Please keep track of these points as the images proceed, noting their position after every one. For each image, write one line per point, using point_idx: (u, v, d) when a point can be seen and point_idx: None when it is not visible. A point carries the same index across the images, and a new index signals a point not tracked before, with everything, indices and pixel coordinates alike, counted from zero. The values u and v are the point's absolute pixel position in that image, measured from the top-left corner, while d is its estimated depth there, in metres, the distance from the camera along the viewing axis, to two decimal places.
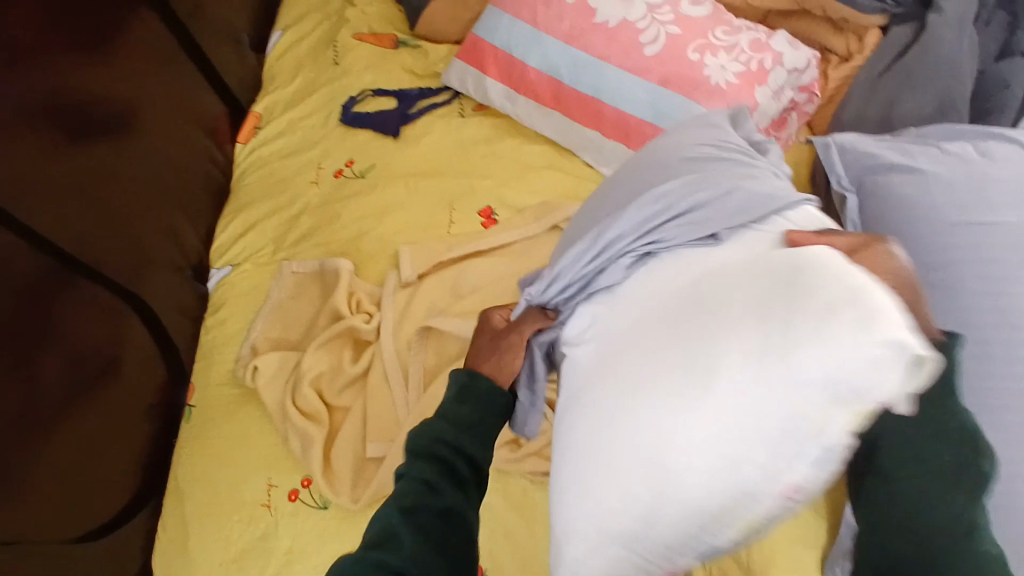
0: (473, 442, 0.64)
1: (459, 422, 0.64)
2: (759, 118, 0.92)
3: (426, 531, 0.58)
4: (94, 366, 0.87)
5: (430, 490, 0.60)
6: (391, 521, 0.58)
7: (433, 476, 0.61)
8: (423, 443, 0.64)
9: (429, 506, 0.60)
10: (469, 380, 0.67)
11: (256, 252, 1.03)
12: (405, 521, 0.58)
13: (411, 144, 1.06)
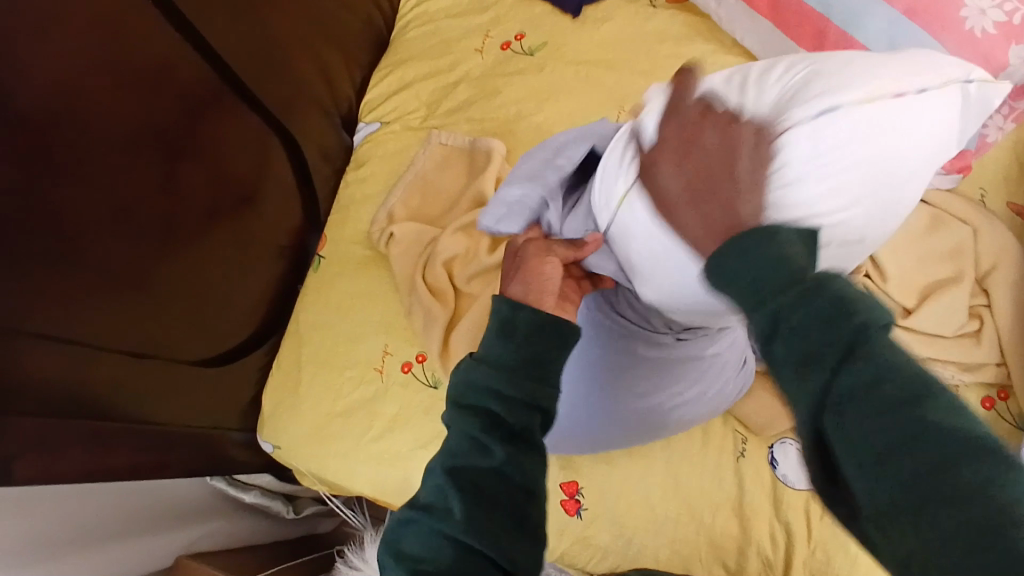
0: (511, 381, 0.45)
1: (512, 360, 0.46)
2: (1004, 79, 0.78)
3: (487, 500, 0.42)
4: (235, 194, 0.86)
5: (468, 460, 0.44)
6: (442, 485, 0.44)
7: (481, 430, 0.44)
8: (468, 397, 0.46)
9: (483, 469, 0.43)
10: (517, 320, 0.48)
11: (408, 113, 0.98)
12: (459, 482, 0.43)
13: (591, 27, 0.97)
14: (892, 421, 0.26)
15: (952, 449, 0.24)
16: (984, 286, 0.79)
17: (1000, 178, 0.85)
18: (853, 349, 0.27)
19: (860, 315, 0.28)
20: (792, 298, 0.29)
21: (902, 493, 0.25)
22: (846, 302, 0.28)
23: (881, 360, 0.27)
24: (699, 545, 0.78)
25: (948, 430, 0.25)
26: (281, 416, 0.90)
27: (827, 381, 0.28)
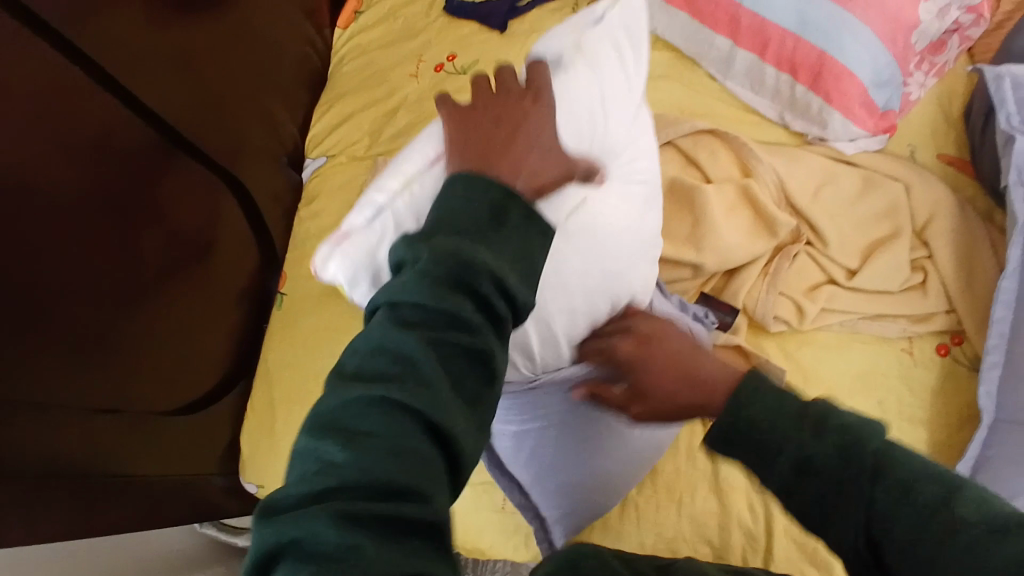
0: (417, 310, 0.39)
1: (436, 293, 0.39)
2: (916, 38, 0.82)
3: (406, 453, 0.36)
4: (192, 245, 0.88)
5: (379, 413, 0.36)
6: (417, 353, 0.38)
7: (401, 388, 0.37)
8: (389, 335, 0.38)
9: (415, 423, 0.36)
10: (505, 203, 0.44)
11: (351, 144, 1.01)
12: (379, 440, 0.35)
13: (519, 40, 0.99)
14: (836, 478, 0.44)
15: (923, 502, 0.41)
16: (923, 239, 0.81)
17: (928, 132, 0.87)
18: (779, 446, 0.46)
19: (784, 399, 0.47)
20: (746, 407, 0.48)
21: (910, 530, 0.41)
22: (766, 399, 0.48)
23: (815, 436, 0.45)
24: (682, 529, 0.79)
25: (884, 467, 0.43)
26: (261, 454, 0.91)
27: (783, 469, 0.46)
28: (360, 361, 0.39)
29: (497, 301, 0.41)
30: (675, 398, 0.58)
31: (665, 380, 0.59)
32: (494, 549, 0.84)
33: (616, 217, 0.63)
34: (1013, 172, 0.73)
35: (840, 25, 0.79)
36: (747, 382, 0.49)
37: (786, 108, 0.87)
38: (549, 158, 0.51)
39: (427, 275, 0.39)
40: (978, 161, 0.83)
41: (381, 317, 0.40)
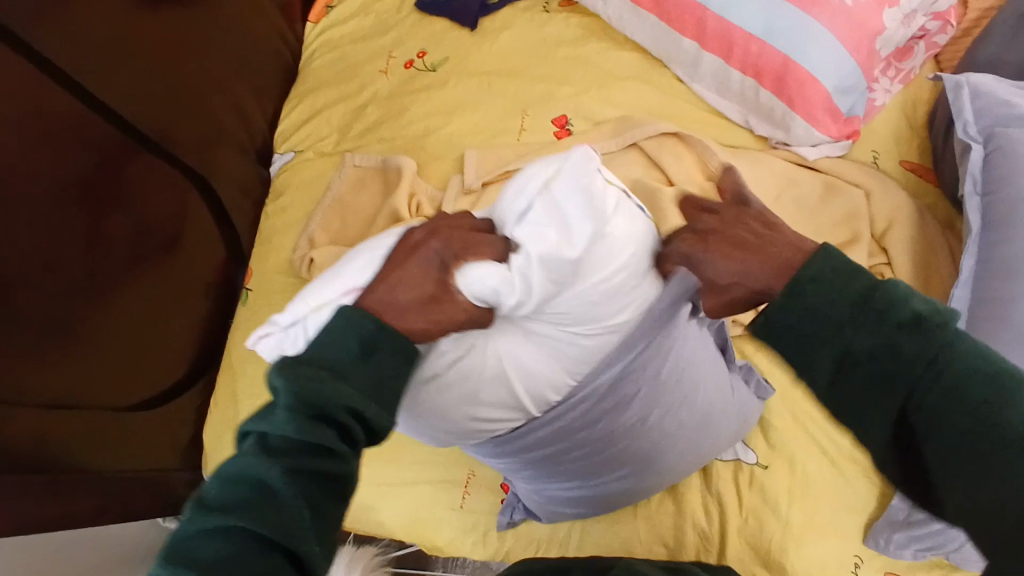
0: (292, 435, 0.38)
1: (311, 411, 0.39)
2: (881, 44, 0.81)
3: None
4: (156, 240, 0.87)
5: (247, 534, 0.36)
6: (279, 482, 0.37)
7: (279, 505, 0.37)
8: (263, 455, 0.38)
9: (261, 554, 0.36)
10: (378, 334, 0.42)
11: (320, 140, 1.00)
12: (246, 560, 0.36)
13: (489, 38, 0.99)
14: (896, 376, 0.40)
15: (973, 401, 0.38)
16: (883, 245, 0.81)
17: (890, 138, 0.88)
18: (887, 308, 0.41)
19: (859, 275, 0.42)
20: (810, 290, 0.42)
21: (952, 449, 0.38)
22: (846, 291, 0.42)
23: (878, 321, 0.41)
24: (638, 531, 0.79)
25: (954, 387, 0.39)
26: (223, 451, 0.91)
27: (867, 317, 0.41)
28: (222, 483, 0.38)
29: (357, 424, 0.41)
30: (729, 267, 0.46)
31: (719, 257, 0.47)
32: (453, 545, 0.85)
33: (536, 372, 0.50)
34: (968, 182, 0.74)
35: (805, 30, 0.79)
36: (807, 261, 0.43)
37: (751, 112, 0.88)
38: (421, 297, 0.44)
39: (292, 405, 0.39)
40: (938, 168, 0.83)
41: (248, 443, 0.40)
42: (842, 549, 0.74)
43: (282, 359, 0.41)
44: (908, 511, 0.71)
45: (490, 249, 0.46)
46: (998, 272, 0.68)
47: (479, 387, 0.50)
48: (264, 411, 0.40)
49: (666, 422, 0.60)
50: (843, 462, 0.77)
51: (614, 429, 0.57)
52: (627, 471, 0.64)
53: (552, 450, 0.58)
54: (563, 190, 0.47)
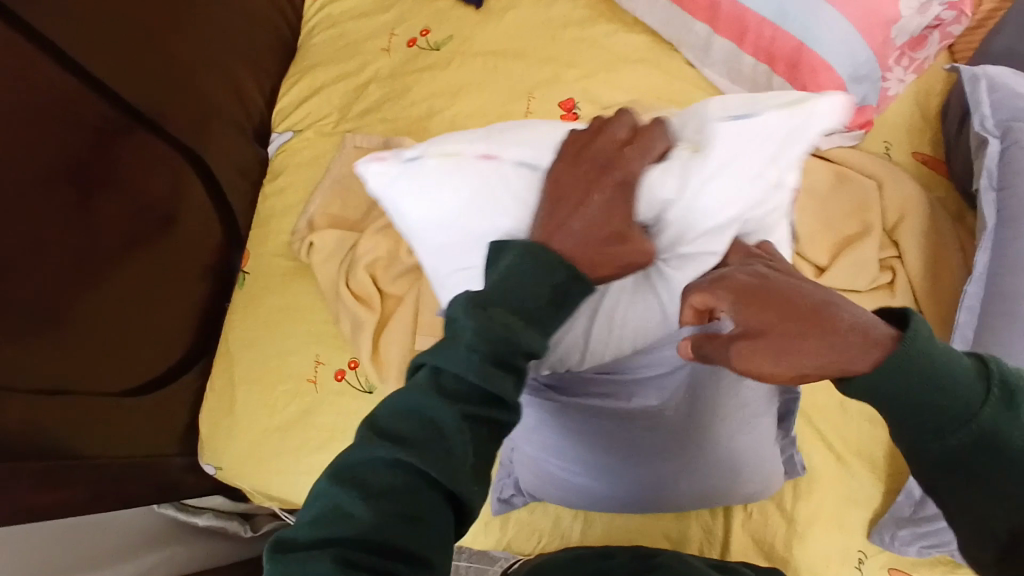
0: (474, 375, 0.37)
1: (502, 354, 0.38)
2: (897, 32, 0.80)
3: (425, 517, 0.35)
4: (152, 220, 0.85)
5: (412, 477, 0.35)
6: (449, 423, 0.36)
7: (451, 447, 0.36)
8: (435, 396, 0.37)
9: (429, 489, 0.35)
10: (568, 284, 0.42)
11: (319, 120, 0.98)
12: (410, 498, 0.35)
13: (495, 17, 0.96)
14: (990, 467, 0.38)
15: None
16: (894, 238, 0.80)
17: (903, 129, 0.86)
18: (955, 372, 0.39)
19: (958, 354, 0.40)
20: (912, 360, 0.39)
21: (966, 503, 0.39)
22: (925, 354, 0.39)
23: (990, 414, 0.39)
24: (643, 523, 0.78)
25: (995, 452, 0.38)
26: (220, 437, 0.89)
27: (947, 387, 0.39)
28: (397, 412, 0.37)
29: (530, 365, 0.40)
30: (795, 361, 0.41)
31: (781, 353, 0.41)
32: None
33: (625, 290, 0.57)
34: (984, 175, 0.72)
35: (822, 15, 0.77)
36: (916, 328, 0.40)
37: None
38: (601, 233, 0.44)
39: (479, 346, 0.38)
40: (951, 159, 0.82)
41: (424, 375, 0.38)
42: (847, 543, 0.74)
43: (468, 296, 0.40)
44: (918, 505, 0.71)
45: (661, 143, 0.50)
46: (1014, 269, 0.67)
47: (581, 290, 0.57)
48: (438, 347, 0.39)
49: (713, 430, 0.63)
50: (849, 456, 0.77)
51: (664, 389, 0.62)
52: (655, 463, 0.65)
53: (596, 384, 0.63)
54: (768, 127, 0.54)
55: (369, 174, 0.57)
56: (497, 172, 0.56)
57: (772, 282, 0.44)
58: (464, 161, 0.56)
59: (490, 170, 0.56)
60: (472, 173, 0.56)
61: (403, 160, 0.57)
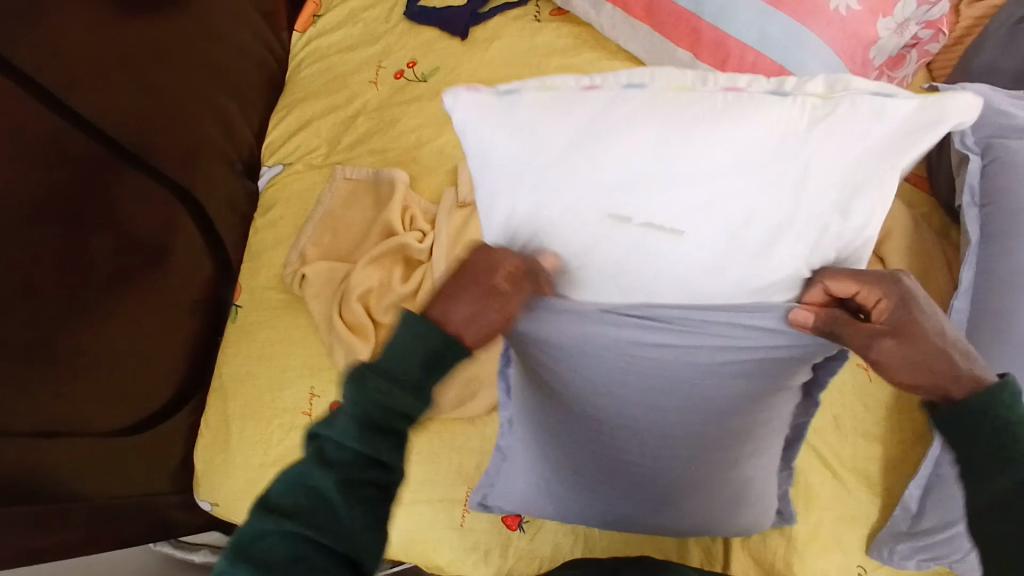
0: (362, 446, 0.46)
1: (370, 425, 0.46)
2: (875, 54, 0.81)
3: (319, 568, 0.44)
4: (143, 256, 0.85)
5: (310, 530, 0.44)
6: (336, 491, 0.45)
7: (352, 510, 0.45)
8: (344, 459, 0.46)
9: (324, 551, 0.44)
10: (443, 350, 0.48)
11: (309, 153, 0.98)
12: (305, 547, 0.44)
13: (481, 47, 0.97)
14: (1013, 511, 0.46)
15: None
16: (880, 255, 0.81)
17: None
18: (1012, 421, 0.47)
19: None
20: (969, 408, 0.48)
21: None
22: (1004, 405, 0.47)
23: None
24: (644, 548, 0.78)
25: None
26: (215, 474, 0.88)
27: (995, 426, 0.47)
28: (295, 480, 0.46)
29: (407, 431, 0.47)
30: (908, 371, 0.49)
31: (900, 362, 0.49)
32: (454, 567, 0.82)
33: (699, 224, 0.49)
34: (966, 192, 0.73)
35: (802, 41, 0.79)
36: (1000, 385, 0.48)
37: None
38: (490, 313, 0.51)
39: (356, 417, 0.46)
40: (932, 176, 0.84)
41: (311, 448, 0.47)
42: (847, 561, 0.74)
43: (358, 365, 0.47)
44: (916, 519, 0.72)
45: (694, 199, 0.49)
46: (1001, 286, 0.68)
47: (645, 220, 0.49)
48: (326, 419, 0.47)
49: (728, 475, 0.64)
50: (846, 474, 0.77)
51: (698, 448, 0.61)
52: (662, 502, 0.66)
53: (631, 441, 0.61)
54: (859, 117, 0.47)
55: (450, 108, 0.48)
56: (611, 105, 0.48)
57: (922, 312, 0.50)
58: (564, 95, 0.49)
59: (592, 102, 0.48)
60: (562, 108, 0.48)
61: (499, 91, 0.49)
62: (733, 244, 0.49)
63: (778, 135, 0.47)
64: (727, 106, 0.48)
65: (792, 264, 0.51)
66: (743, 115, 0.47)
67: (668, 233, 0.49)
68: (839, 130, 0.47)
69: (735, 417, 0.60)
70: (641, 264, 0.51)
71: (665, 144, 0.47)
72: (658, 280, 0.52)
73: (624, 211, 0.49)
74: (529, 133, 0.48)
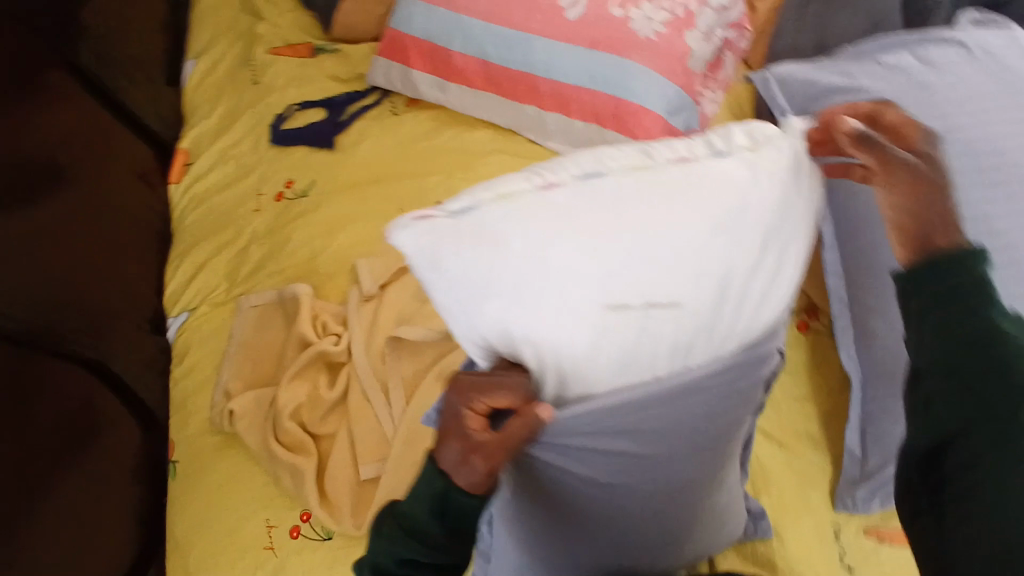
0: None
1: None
2: (694, 63, 0.90)
3: None
4: (65, 438, 0.83)
5: None
6: None
7: None
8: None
9: None
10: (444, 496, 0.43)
11: (211, 292, 1.00)
12: None
13: (350, 151, 1.02)
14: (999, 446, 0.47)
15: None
16: None
17: None
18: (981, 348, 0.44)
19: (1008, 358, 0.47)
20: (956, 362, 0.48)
21: (975, 472, 0.43)
22: (973, 285, 0.44)
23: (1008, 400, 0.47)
24: None
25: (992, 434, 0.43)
26: None
27: (957, 336, 0.44)
28: None
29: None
30: None
31: None
32: None
33: (691, 295, 0.42)
34: None
35: (626, 70, 0.87)
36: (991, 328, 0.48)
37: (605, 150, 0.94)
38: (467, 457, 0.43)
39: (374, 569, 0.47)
40: None
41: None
42: (817, 523, 0.76)
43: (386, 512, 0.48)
44: (864, 462, 0.75)
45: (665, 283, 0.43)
46: (858, 226, 0.74)
47: (644, 298, 0.41)
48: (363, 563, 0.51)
49: (714, 491, 0.61)
50: (790, 441, 0.80)
51: (692, 494, 0.56)
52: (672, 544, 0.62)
53: (615, 509, 0.54)
54: (767, 168, 0.45)
55: (402, 243, 0.41)
56: (568, 201, 0.42)
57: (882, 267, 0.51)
58: (523, 197, 0.42)
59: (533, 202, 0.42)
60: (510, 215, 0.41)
61: (454, 213, 0.42)
62: (721, 305, 0.44)
63: (728, 199, 0.44)
64: (668, 178, 0.43)
65: (762, 300, 0.46)
66: (690, 181, 0.43)
67: (666, 311, 0.42)
68: (771, 187, 0.45)
69: (720, 452, 0.55)
70: (627, 346, 0.42)
71: (614, 232, 0.41)
72: (660, 357, 0.44)
73: (622, 297, 0.41)
74: (489, 244, 0.40)
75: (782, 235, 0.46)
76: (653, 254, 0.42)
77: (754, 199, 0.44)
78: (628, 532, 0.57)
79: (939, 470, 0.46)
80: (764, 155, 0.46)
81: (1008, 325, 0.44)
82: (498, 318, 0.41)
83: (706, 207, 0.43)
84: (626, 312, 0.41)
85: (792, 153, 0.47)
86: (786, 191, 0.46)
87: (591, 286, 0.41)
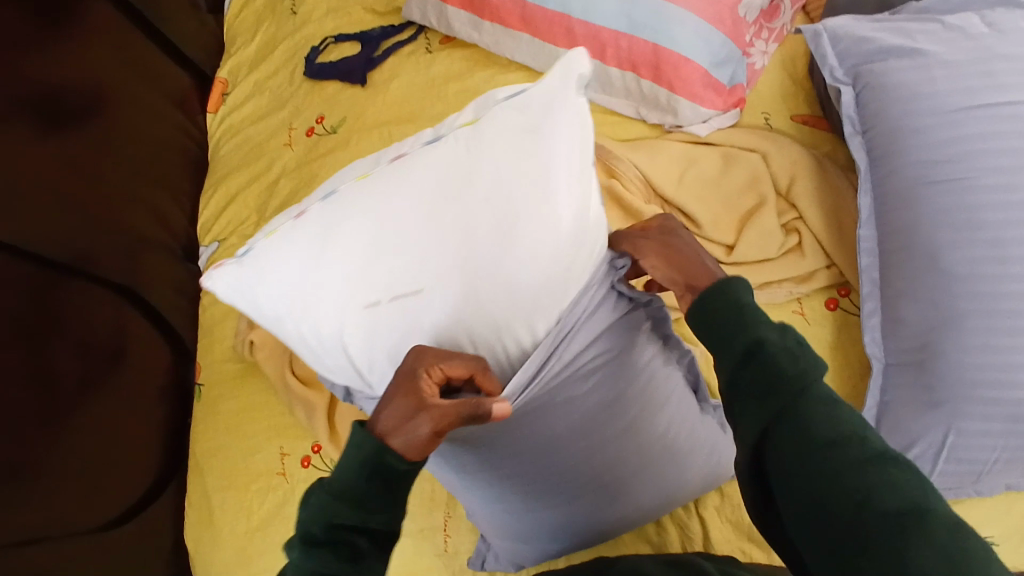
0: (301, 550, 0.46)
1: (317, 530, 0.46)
2: (744, 10, 0.83)
3: None
4: (99, 358, 0.89)
5: None
6: None
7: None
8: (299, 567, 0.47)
9: None
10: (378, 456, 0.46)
11: (241, 223, 1.02)
12: None
13: (382, 88, 1.01)
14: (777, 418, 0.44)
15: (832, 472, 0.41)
16: (790, 201, 0.82)
17: (775, 96, 0.89)
18: (749, 326, 0.47)
19: (754, 330, 0.46)
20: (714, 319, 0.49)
21: (801, 464, 0.42)
22: (735, 308, 0.48)
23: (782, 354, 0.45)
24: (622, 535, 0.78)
25: (757, 401, 0.45)
26: (204, 549, 0.90)
27: (741, 351, 0.46)
28: None
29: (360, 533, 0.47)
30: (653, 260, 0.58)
31: (652, 256, 0.58)
32: None
33: (435, 277, 0.56)
34: (846, 123, 0.75)
35: (666, 16, 0.82)
36: (731, 286, 0.49)
37: (640, 102, 0.89)
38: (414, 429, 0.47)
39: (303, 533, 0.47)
40: (827, 114, 0.85)
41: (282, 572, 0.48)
42: None
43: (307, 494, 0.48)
44: None
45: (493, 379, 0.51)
46: (896, 203, 0.69)
47: (390, 292, 0.56)
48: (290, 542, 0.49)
49: (641, 437, 0.62)
50: None
51: (593, 432, 0.61)
52: (605, 494, 0.63)
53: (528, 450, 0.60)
54: (494, 143, 0.57)
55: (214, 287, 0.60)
56: (311, 224, 0.59)
57: (685, 251, 0.57)
58: (283, 233, 0.60)
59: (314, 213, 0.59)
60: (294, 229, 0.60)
61: (238, 257, 0.60)
62: (478, 261, 0.55)
63: (461, 181, 0.56)
64: (405, 167, 0.59)
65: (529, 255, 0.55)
66: (409, 177, 0.58)
67: (415, 295, 0.56)
68: (506, 149, 0.56)
69: (591, 388, 0.60)
70: (405, 317, 0.56)
71: (386, 233, 0.56)
72: (436, 312, 0.56)
73: (375, 296, 0.56)
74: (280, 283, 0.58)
75: (525, 183, 0.55)
76: (414, 236, 0.56)
77: (489, 172, 0.56)
78: (562, 475, 0.61)
79: (768, 477, 0.44)
80: (499, 121, 0.58)
81: (784, 332, 0.46)
82: (311, 310, 0.58)
83: (437, 175, 0.57)
84: (387, 298, 0.56)
85: (551, 99, 0.57)
86: (536, 141, 0.56)
87: (346, 285, 0.57)
